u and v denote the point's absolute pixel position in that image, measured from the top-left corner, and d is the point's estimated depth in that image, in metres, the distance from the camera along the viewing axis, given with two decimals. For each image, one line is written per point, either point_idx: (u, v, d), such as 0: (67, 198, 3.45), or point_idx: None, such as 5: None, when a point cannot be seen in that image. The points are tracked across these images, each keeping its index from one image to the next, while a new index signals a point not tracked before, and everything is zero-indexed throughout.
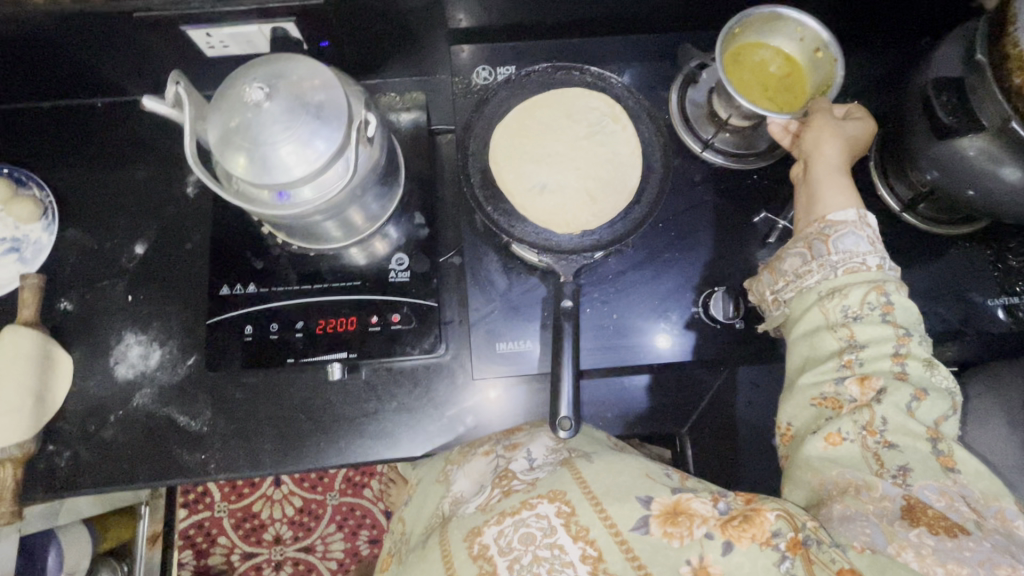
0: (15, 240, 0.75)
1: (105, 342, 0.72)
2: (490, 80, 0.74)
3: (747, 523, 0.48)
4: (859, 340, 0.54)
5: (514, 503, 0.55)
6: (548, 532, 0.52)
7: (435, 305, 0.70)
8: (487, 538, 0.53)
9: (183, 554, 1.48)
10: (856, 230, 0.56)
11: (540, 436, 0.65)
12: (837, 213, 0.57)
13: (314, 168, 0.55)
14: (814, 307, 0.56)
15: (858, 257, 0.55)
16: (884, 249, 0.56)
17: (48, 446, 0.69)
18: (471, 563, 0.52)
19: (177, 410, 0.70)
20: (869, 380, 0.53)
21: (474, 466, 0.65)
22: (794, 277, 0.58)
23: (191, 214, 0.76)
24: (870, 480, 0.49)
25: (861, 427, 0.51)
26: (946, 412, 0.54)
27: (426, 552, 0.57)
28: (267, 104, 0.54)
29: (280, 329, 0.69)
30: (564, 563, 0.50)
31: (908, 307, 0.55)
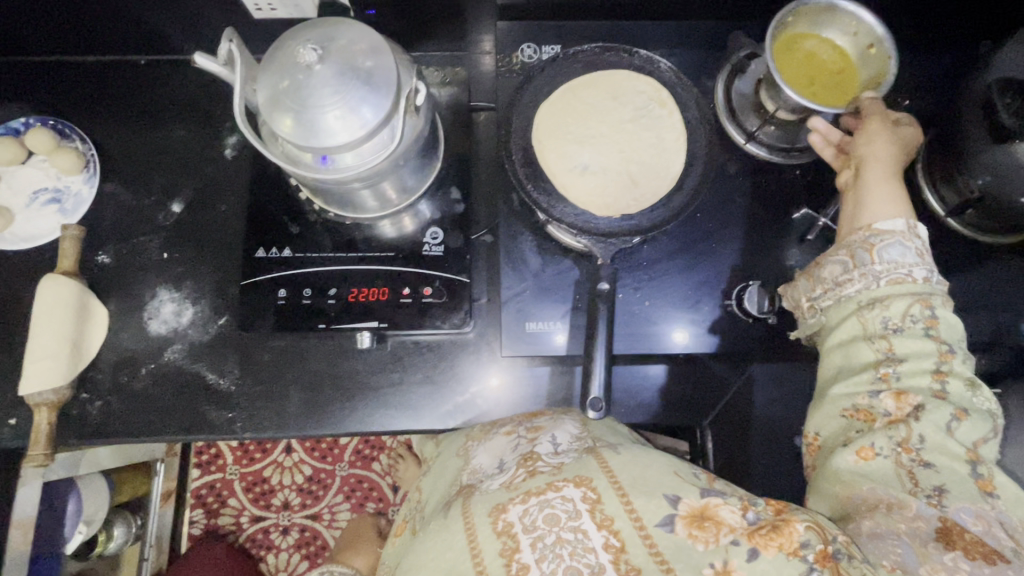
0: (57, 191, 0.76)
1: (140, 297, 0.73)
2: (534, 58, 0.73)
3: (774, 533, 0.50)
4: (897, 354, 0.53)
5: (539, 484, 0.56)
6: (574, 516, 0.53)
7: (467, 281, 0.70)
8: (512, 515, 0.54)
9: (194, 513, 1.51)
10: (903, 240, 0.55)
11: (564, 422, 0.65)
12: (885, 222, 0.56)
13: (360, 135, 0.55)
14: (852, 318, 0.56)
15: (904, 268, 0.54)
16: (932, 262, 0.55)
17: (80, 394, 0.70)
18: (495, 539, 0.53)
19: (206, 368, 0.71)
20: (905, 395, 0.52)
21: (495, 444, 0.66)
22: (833, 285, 0.57)
23: (228, 175, 0.77)
24: (903, 499, 0.48)
25: (895, 443, 0.51)
26: (987, 434, 0.52)
27: (446, 521, 0.57)
28: (319, 67, 0.54)
29: (313, 294, 0.70)
30: (586, 547, 0.51)
31: (953, 325, 0.54)
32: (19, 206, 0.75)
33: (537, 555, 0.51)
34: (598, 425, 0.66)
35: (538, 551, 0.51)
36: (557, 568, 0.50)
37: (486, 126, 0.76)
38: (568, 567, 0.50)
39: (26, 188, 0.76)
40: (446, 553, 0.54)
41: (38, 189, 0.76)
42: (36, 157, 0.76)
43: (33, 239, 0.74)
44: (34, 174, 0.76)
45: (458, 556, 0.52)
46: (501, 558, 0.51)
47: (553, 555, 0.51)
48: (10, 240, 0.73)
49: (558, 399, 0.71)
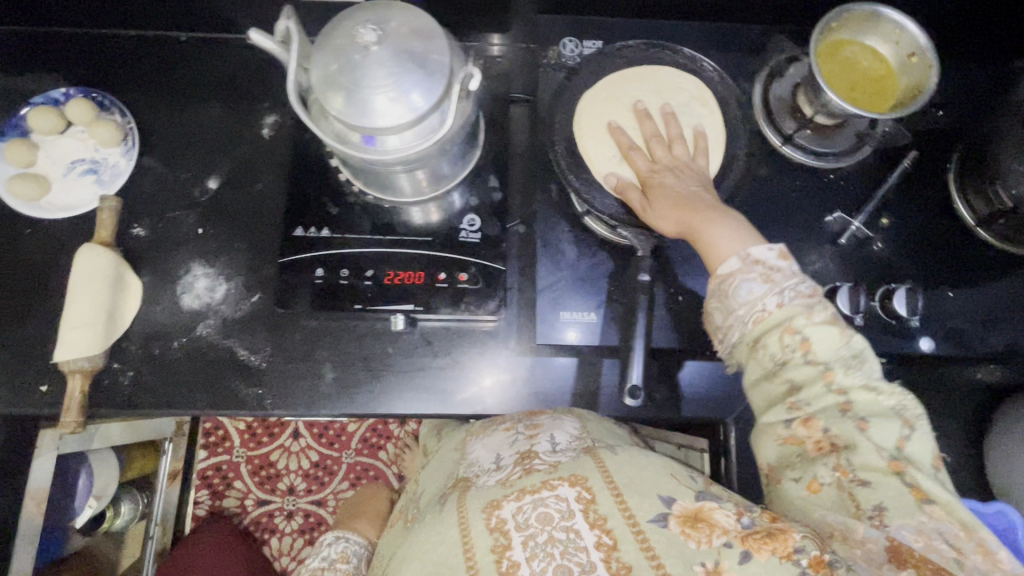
0: (95, 162, 0.76)
1: (174, 271, 0.74)
2: (573, 52, 0.73)
3: (769, 538, 0.49)
4: (796, 384, 0.51)
5: (535, 482, 0.57)
6: (566, 515, 0.54)
7: (503, 268, 0.71)
8: (506, 512, 0.55)
9: (199, 494, 1.51)
10: (746, 275, 0.52)
11: (563, 423, 0.67)
12: (722, 263, 0.54)
13: (410, 119, 0.56)
14: (749, 361, 0.53)
15: (759, 304, 0.52)
16: (785, 283, 0.52)
17: (113, 364, 0.71)
18: (488, 535, 0.54)
19: (238, 344, 0.72)
20: (814, 421, 0.51)
21: (495, 439, 0.69)
22: (720, 331, 0.55)
23: (264, 154, 0.78)
24: (850, 524, 0.48)
25: (832, 468, 0.50)
26: (904, 432, 0.50)
27: (441, 515, 0.58)
28: (377, 48, 0.55)
29: (350, 274, 0.70)
30: (577, 546, 0.52)
31: (829, 337, 0.51)
32: (56, 175, 0.76)
33: (528, 553, 0.52)
34: (596, 426, 0.68)
35: (530, 550, 0.52)
36: (546, 566, 0.51)
37: (523, 117, 0.77)
38: (558, 566, 0.51)
39: (63, 158, 0.76)
40: (439, 547, 0.55)
41: (76, 159, 0.76)
42: (75, 128, 0.77)
43: (70, 210, 0.74)
44: (72, 144, 0.76)
45: (451, 550, 0.53)
46: (492, 555, 0.52)
47: (544, 553, 0.52)
48: (47, 209, 0.74)
49: (585, 390, 0.71)
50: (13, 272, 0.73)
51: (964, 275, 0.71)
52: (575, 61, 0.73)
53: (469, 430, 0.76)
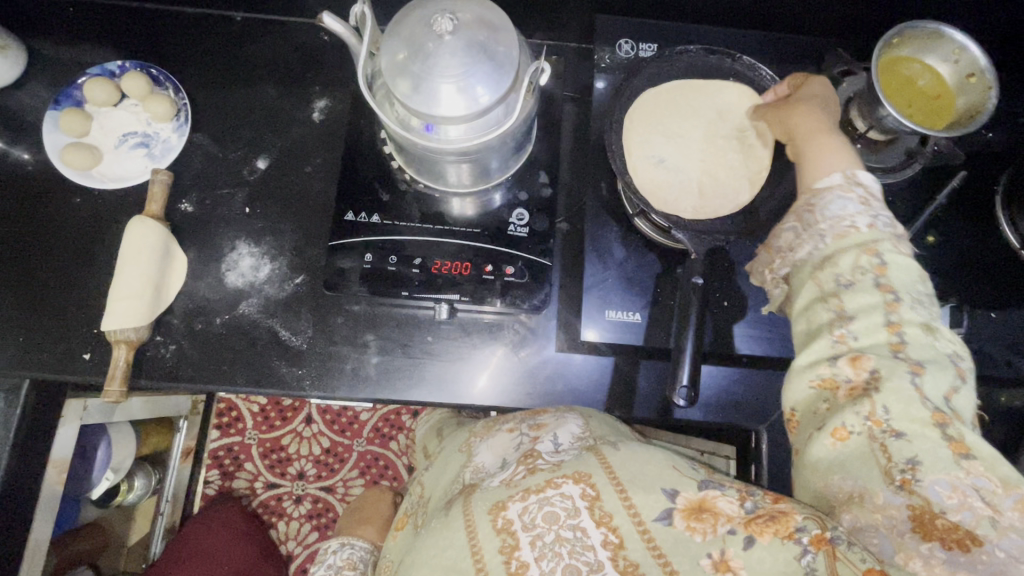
0: (147, 135, 0.77)
1: (219, 249, 0.74)
2: (631, 54, 0.75)
3: (772, 521, 0.49)
4: (847, 311, 0.50)
5: (539, 481, 0.56)
6: (573, 514, 0.53)
7: (550, 263, 0.71)
8: (512, 513, 0.54)
9: (209, 474, 1.52)
10: (843, 193, 0.53)
11: (567, 422, 0.66)
12: (822, 179, 0.55)
13: (475, 111, 0.57)
14: (808, 281, 0.53)
15: (848, 220, 0.52)
16: (880, 209, 0.53)
17: (155, 336, 0.71)
18: (494, 537, 0.53)
19: (279, 324, 0.72)
20: (863, 360, 0.48)
21: (498, 441, 0.69)
22: (784, 250, 0.56)
23: (316, 137, 0.78)
24: (872, 487, 0.47)
25: (864, 417, 0.47)
26: (954, 383, 0.48)
27: (447, 519, 0.57)
28: (451, 37, 0.55)
29: (398, 261, 0.71)
30: (585, 545, 0.52)
31: (906, 269, 0.50)
32: (109, 146, 0.76)
33: (537, 553, 0.52)
34: (599, 424, 0.66)
35: (538, 550, 0.52)
36: (555, 566, 0.51)
37: (574, 115, 0.77)
38: (567, 565, 0.51)
39: (116, 130, 0.77)
40: (448, 552, 0.54)
41: (128, 132, 0.77)
42: (130, 101, 0.78)
43: (121, 181, 0.75)
44: (126, 117, 0.77)
45: (459, 554, 0.53)
46: (501, 556, 0.52)
47: (552, 553, 0.52)
48: (98, 179, 0.74)
49: (622, 388, 0.72)
50: (61, 241, 0.74)
51: (1004, 297, 0.72)
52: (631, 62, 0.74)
53: (471, 432, 0.76)
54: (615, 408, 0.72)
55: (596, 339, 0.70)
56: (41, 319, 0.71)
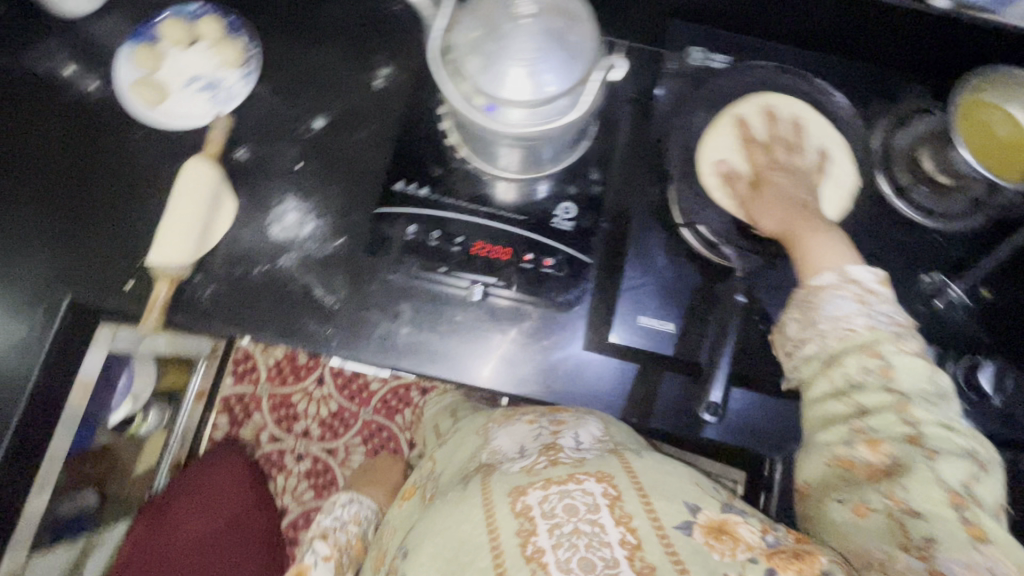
0: (212, 80, 0.78)
1: (267, 200, 0.75)
2: (700, 63, 0.74)
3: (795, 558, 0.48)
4: (866, 408, 0.50)
5: (561, 473, 0.56)
6: (593, 508, 0.52)
7: (589, 261, 0.70)
8: (531, 500, 0.54)
9: (219, 418, 1.56)
10: (839, 292, 0.53)
11: (587, 423, 0.66)
12: (815, 276, 0.55)
13: (538, 100, 0.56)
14: (819, 378, 0.53)
15: (846, 321, 0.52)
16: (877, 307, 0.53)
17: (194, 276, 0.73)
18: (513, 519, 0.53)
19: (315, 282, 0.73)
20: (880, 444, 0.49)
21: (517, 429, 0.67)
22: (792, 344, 0.56)
23: (374, 104, 0.79)
24: (892, 553, 0.44)
25: (884, 495, 0.47)
26: (974, 472, 0.47)
27: (464, 494, 0.59)
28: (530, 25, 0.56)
29: (440, 238, 0.70)
30: (602, 541, 0.50)
31: (912, 369, 0.51)
32: (176, 86, 0.78)
33: (554, 541, 0.50)
34: (619, 430, 0.67)
35: (555, 538, 0.51)
36: (571, 556, 0.49)
37: (634, 117, 0.76)
38: (583, 558, 0.49)
39: (184, 71, 0.78)
40: (464, 527, 0.55)
41: (195, 75, 0.78)
42: (202, 45, 0.79)
43: (183, 122, 0.77)
44: (195, 59, 0.79)
45: (476, 530, 0.53)
46: (516, 538, 0.51)
47: (569, 543, 0.50)
48: (162, 116, 0.76)
49: (642, 397, 0.72)
50: (119, 171, 0.76)
51: None
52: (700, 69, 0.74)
53: (490, 417, 0.77)
54: (631, 416, 0.72)
55: (624, 342, 0.70)
56: (92, 244, 0.74)
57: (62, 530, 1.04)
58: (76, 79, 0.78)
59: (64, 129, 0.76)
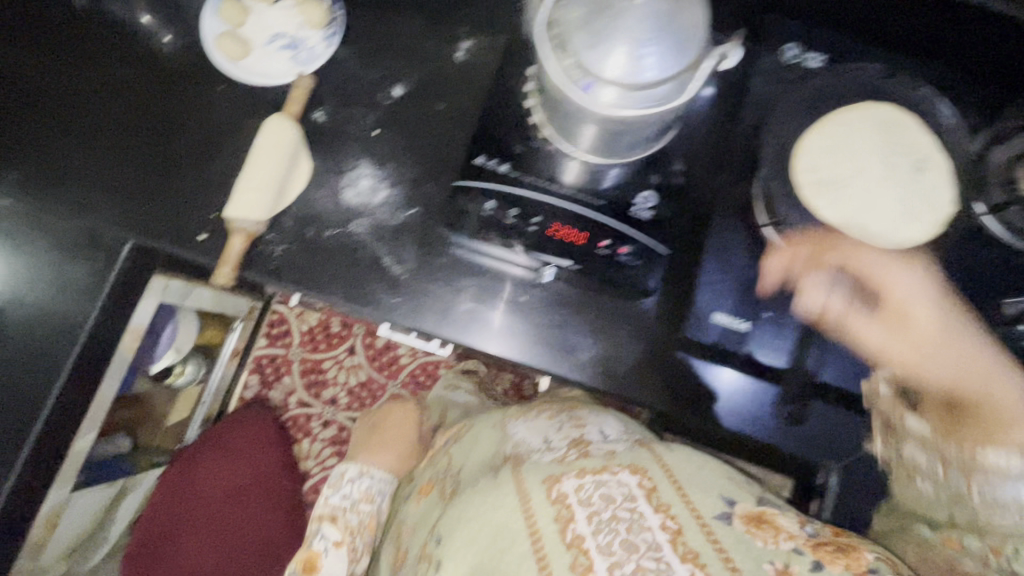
0: (294, 40, 0.78)
1: (343, 164, 0.75)
2: (795, 61, 0.73)
3: (842, 553, 0.56)
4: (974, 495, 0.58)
5: (595, 464, 0.65)
6: (630, 498, 0.60)
7: (664, 252, 0.69)
8: (566, 488, 0.62)
9: (250, 377, 1.58)
10: (1020, 479, 0.54)
11: (607, 421, 0.76)
12: (996, 455, 0.54)
13: (637, 82, 0.55)
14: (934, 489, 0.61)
15: (1019, 499, 0.54)
16: None
17: (268, 236, 0.73)
18: (549, 505, 0.61)
19: (385, 250, 0.73)
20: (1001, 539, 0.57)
21: (537, 424, 0.77)
22: (911, 463, 0.61)
23: (455, 76, 0.78)
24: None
25: (986, 546, 0.58)
26: None
27: (498, 481, 0.66)
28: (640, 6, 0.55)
29: (517, 217, 0.68)
30: (643, 526, 0.58)
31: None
32: (258, 42, 0.78)
33: (593, 527, 0.58)
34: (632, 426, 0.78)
35: (594, 525, 0.58)
36: (612, 539, 0.57)
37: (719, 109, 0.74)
38: (624, 540, 0.57)
39: (269, 29, 0.79)
40: (496, 511, 0.63)
41: (280, 33, 0.78)
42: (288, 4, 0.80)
43: (265, 77, 0.76)
44: (280, 19, 0.79)
45: (512, 515, 0.61)
46: (555, 524, 0.59)
47: (609, 529, 0.58)
48: (244, 71, 0.76)
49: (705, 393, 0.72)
50: (197, 121, 0.76)
51: None
52: (797, 69, 0.73)
53: (505, 414, 0.85)
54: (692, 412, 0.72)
55: (702, 336, 0.71)
56: (164, 193, 0.74)
57: (102, 469, 1.07)
58: (155, 29, 0.78)
59: (143, 76, 0.76)
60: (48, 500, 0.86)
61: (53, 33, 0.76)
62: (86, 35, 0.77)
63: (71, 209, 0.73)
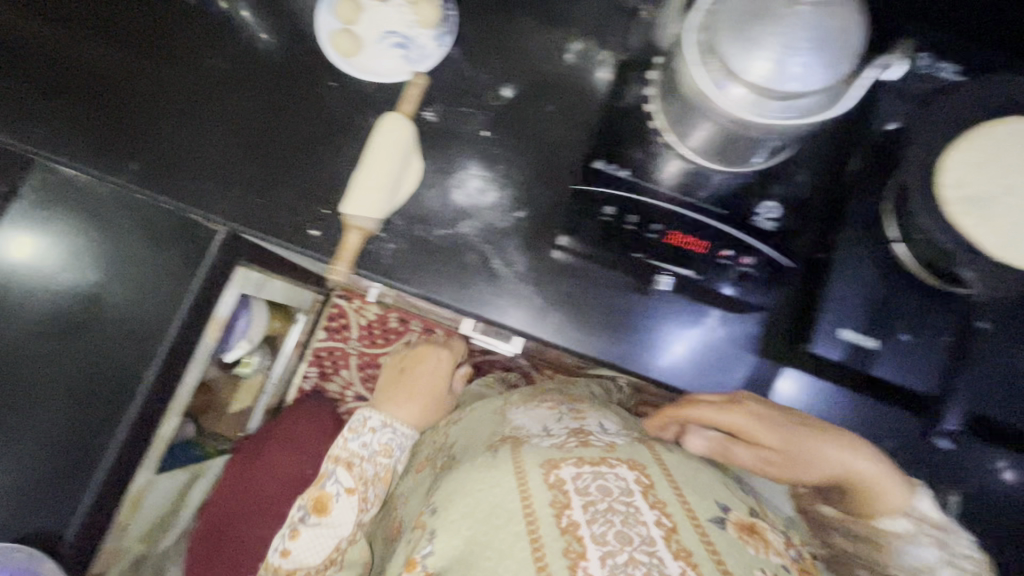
0: (405, 38, 0.89)
1: (452, 166, 0.86)
2: (928, 70, 0.84)
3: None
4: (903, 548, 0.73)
5: (595, 456, 0.71)
6: (627, 492, 0.66)
7: (790, 264, 0.79)
8: (563, 474, 0.68)
9: (309, 369, 1.73)
10: (913, 540, 0.71)
11: (606, 416, 0.85)
12: (886, 521, 0.71)
13: (775, 89, 0.60)
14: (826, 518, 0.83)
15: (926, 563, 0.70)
16: (953, 545, 0.70)
17: (380, 234, 0.83)
18: (545, 487, 0.67)
19: (491, 250, 0.84)
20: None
21: (538, 413, 0.85)
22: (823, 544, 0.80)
23: (554, 79, 0.90)
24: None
25: None
26: None
27: (494, 462, 0.73)
28: (797, 19, 0.60)
29: (636, 223, 0.78)
30: (638, 520, 0.63)
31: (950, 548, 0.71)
32: (370, 40, 0.88)
33: (588, 516, 0.63)
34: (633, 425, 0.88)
35: (589, 514, 0.63)
36: (606, 529, 0.62)
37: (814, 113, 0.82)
38: (618, 531, 0.62)
39: (382, 26, 0.89)
40: (494, 489, 0.68)
41: (392, 31, 0.89)
42: (401, 5, 0.90)
43: (379, 75, 0.87)
44: (393, 17, 0.90)
45: (507, 496, 0.67)
46: (549, 508, 0.64)
47: (603, 519, 0.63)
48: (359, 68, 0.87)
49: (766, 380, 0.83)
50: (311, 120, 0.86)
51: None
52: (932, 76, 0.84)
53: (504, 402, 0.94)
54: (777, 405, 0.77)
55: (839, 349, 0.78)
56: (278, 187, 0.84)
57: (184, 454, 1.20)
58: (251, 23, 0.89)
59: (264, 81, 0.87)
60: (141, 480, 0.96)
61: (169, 33, 0.88)
62: (208, 36, 0.88)
63: (188, 203, 0.83)
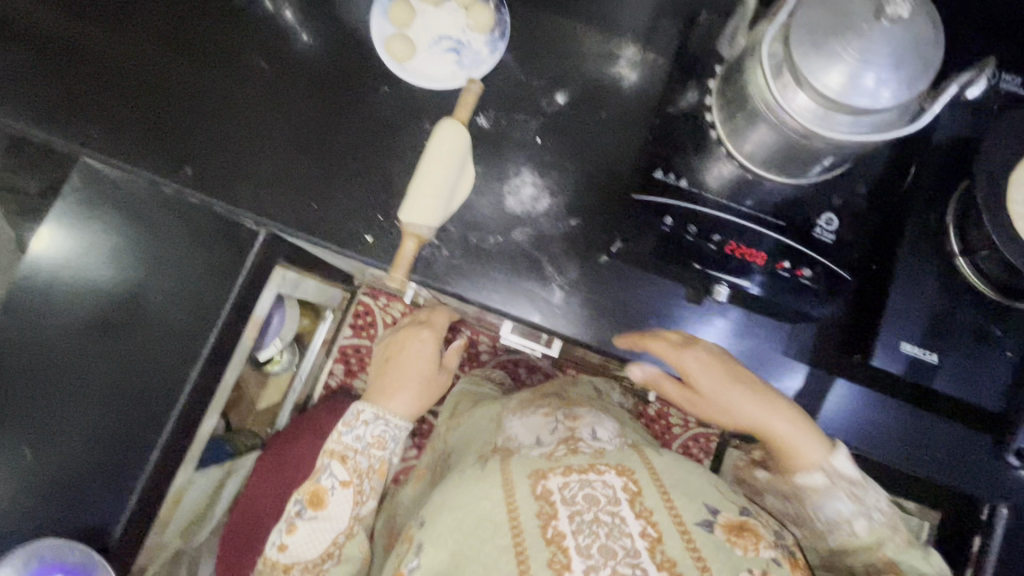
0: (457, 43, 0.93)
1: (506, 169, 0.89)
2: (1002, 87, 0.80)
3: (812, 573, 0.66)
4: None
5: (581, 464, 0.72)
6: (613, 501, 0.68)
7: (847, 278, 0.78)
8: (550, 484, 0.70)
9: (335, 366, 1.80)
10: (833, 496, 0.77)
11: (601, 421, 0.86)
12: (804, 474, 0.77)
13: (849, 104, 0.62)
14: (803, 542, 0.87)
15: (843, 521, 0.77)
16: (869, 505, 0.76)
17: (433, 240, 0.87)
18: (532, 498, 0.68)
19: (546, 261, 0.88)
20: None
21: (533, 421, 0.86)
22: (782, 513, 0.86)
23: (604, 88, 0.93)
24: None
25: None
26: None
27: (482, 475, 0.74)
28: (881, 34, 0.61)
29: (696, 234, 0.76)
30: (622, 531, 0.65)
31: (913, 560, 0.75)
32: (423, 44, 0.93)
33: (574, 527, 0.65)
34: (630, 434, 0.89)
35: (575, 524, 0.65)
36: (591, 541, 0.64)
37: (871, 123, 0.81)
38: (602, 544, 0.64)
39: (435, 31, 0.93)
40: (483, 501, 0.70)
41: (445, 36, 0.93)
42: (455, 10, 0.95)
43: (432, 81, 0.91)
44: (445, 22, 0.94)
45: (495, 507, 0.68)
46: (536, 519, 0.66)
47: (589, 531, 0.65)
48: (410, 72, 0.91)
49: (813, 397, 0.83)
50: (367, 126, 0.90)
51: None
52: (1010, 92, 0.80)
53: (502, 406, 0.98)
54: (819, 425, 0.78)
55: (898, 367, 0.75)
56: (333, 193, 0.89)
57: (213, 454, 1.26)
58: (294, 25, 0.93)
59: (316, 87, 0.91)
60: (175, 475, 1.04)
61: (196, 37, 0.91)
62: (248, 39, 0.92)
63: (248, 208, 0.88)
